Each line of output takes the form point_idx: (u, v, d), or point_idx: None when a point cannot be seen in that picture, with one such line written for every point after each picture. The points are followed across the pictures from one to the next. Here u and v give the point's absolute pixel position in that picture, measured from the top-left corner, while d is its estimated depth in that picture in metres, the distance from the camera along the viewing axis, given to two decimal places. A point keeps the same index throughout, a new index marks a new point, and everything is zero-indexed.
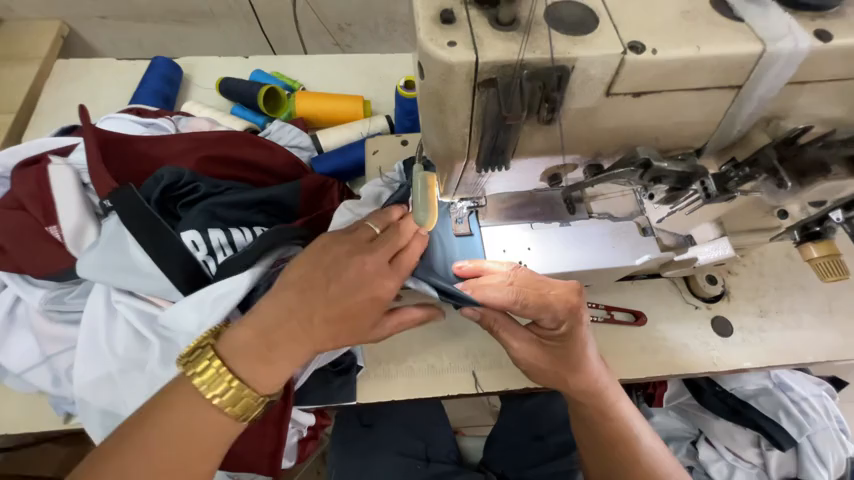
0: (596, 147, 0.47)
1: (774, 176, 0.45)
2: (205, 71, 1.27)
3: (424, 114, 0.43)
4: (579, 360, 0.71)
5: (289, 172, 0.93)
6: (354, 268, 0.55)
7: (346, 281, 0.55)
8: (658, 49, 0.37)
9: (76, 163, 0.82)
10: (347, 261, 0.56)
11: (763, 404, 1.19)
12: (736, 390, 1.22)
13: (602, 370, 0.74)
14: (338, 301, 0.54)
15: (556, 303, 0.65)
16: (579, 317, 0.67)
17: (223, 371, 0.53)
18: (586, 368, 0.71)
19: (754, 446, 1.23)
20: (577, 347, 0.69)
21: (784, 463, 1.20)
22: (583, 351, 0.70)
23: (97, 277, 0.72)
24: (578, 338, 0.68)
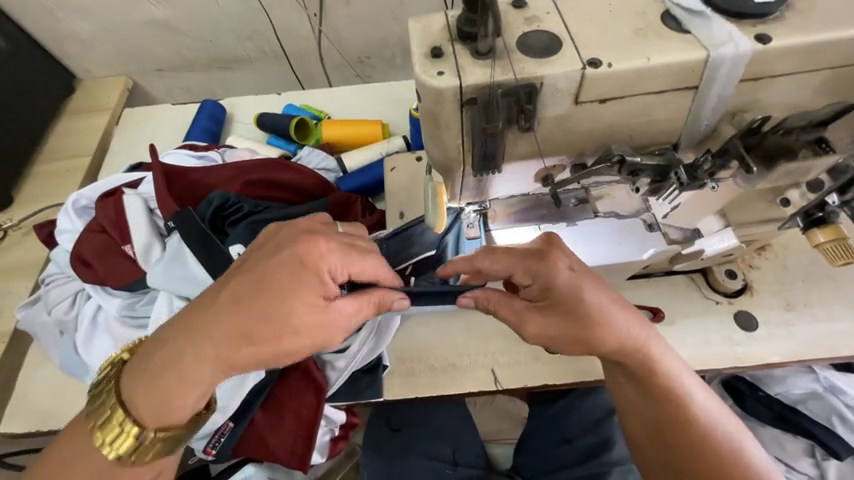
0: (576, 148, 0.54)
1: (743, 163, 0.49)
2: (245, 108, 1.45)
3: (424, 130, 0.52)
4: (587, 308, 0.65)
5: (319, 191, 1.04)
6: (284, 251, 0.59)
7: (263, 267, 0.58)
8: (614, 63, 0.44)
9: (144, 193, 0.97)
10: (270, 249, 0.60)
11: (814, 409, 1.20)
12: (783, 395, 1.23)
13: (632, 326, 0.68)
14: (261, 286, 0.57)
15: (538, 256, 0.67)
16: (551, 259, 0.67)
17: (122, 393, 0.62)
18: (611, 324, 0.66)
19: (808, 456, 1.22)
20: (571, 294, 0.65)
21: (844, 472, 1.19)
22: (582, 302, 0.65)
23: (162, 286, 0.84)
24: (564, 283, 0.65)
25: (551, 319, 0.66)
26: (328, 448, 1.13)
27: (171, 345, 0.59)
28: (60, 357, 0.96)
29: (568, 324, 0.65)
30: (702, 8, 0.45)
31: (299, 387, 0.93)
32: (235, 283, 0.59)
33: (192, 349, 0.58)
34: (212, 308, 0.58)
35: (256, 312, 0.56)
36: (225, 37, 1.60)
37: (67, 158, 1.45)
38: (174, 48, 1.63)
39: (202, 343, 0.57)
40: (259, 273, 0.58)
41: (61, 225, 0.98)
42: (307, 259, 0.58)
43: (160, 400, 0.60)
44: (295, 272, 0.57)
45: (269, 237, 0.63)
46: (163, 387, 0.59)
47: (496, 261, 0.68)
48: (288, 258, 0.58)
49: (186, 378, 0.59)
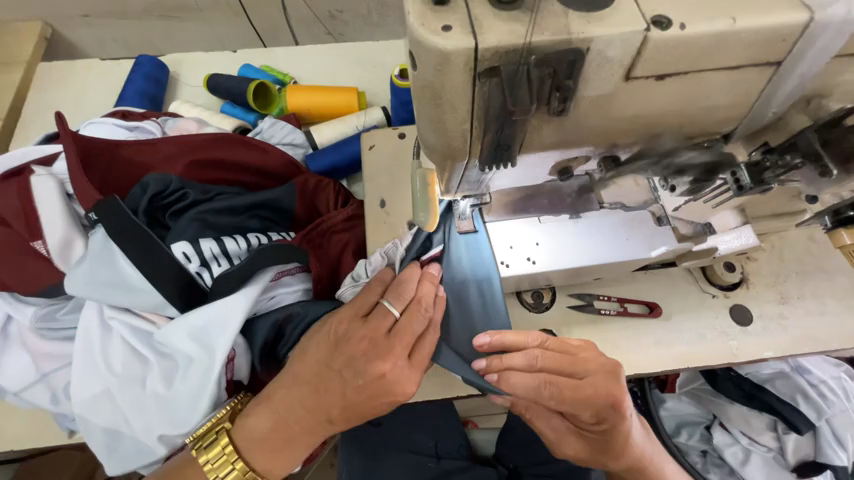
0: (611, 138, 0.42)
1: (816, 162, 0.40)
2: (193, 68, 1.22)
3: (419, 110, 0.38)
4: (619, 447, 0.69)
5: (284, 173, 0.88)
6: (365, 367, 0.60)
7: (359, 386, 0.60)
8: (687, 24, 0.32)
9: (59, 173, 0.78)
10: (362, 364, 0.60)
11: (780, 388, 1.16)
12: (752, 375, 1.19)
13: (644, 442, 0.73)
14: (352, 396, 0.61)
15: (596, 398, 0.64)
16: (622, 410, 0.65)
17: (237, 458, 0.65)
18: (631, 451, 0.70)
19: (771, 431, 1.20)
20: (622, 437, 0.67)
21: (801, 446, 1.17)
22: (628, 441, 0.68)
23: (86, 293, 0.68)
24: (623, 431, 0.67)
25: (583, 445, 0.71)
26: None
27: (269, 422, 0.64)
28: None
29: (599, 452, 0.71)
30: None
31: None
32: (323, 390, 0.62)
33: (299, 438, 0.65)
34: (314, 409, 0.63)
35: (352, 414, 0.62)
36: None
37: None
38: None
39: (308, 431, 0.64)
40: (354, 396, 0.61)
41: None
42: (394, 390, 0.61)
43: (273, 466, 0.66)
44: (377, 386, 0.60)
45: (339, 337, 0.63)
46: (281, 455, 0.65)
47: (560, 398, 0.65)
48: (372, 373, 0.60)
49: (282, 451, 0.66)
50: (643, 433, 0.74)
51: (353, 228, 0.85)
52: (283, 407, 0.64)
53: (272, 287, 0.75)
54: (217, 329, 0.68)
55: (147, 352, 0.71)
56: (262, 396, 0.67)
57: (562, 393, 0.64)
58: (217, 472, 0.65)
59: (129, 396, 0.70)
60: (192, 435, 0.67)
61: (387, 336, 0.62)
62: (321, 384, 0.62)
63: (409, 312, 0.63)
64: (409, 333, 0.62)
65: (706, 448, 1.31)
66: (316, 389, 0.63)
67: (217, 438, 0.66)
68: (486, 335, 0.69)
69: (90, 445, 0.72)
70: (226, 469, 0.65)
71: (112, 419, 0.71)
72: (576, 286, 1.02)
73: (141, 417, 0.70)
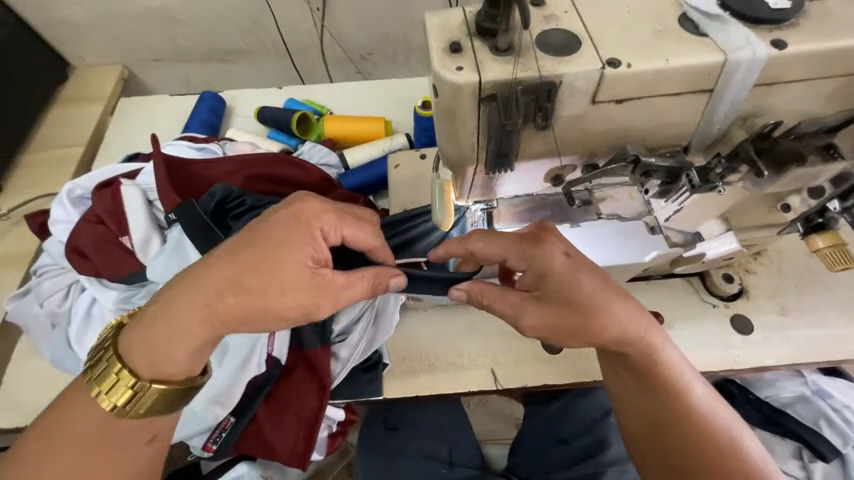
0: (590, 149, 0.54)
1: (753, 167, 0.50)
2: (245, 102, 1.43)
3: (439, 126, 0.52)
4: (589, 301, 0.64)
5: (321, 188, 1.03)
6: (269, 213, 0.63)
7: (259, 225, 0.61)
8: (632, 63, 0.44)
9: (143, 184, 0.95)
10: (271, 210, 0.64)
11: (801, 412, 1.18)
12: (771, 398, 1.21)
13: (628, 316, 0.66)
14: (246, 236, 0.60)
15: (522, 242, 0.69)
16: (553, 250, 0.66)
17: (111, 355, 0.61)
18: (607, 314, 0.64)
19: (795, 458, 1.20)
20: (573, 285, 0.64)
21: (829, 473, 1.17)
22: (586, 295, 0.64)
23: (163, 280, 0.82)
24: (559, 271, 0.65)
25: (547, 310, 0.65)
26: (326, 445, 1.13)
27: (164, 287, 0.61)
28: (51, 350, 0.94)
29: (564, 312, 0.64)
30: (719, 12, 0.46)
31: (301, 380, 0.93)
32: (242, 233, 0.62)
33: (187, 305, 0.58)
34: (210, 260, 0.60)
35: (251, 258, 0.58)
36: (225, 29, 1.57)
37: (60, 148, 1.41)
38: (172, 38, 1.60)
39: (194, 289, 0.58)
40: (248, 237, 0.60)
41: (55, 215, 0.96)
42: (302, 227, 0.61)
43: (148, 357, 0.59)
44: (293, 223, 0.60)
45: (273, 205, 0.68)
46: (158, 340, 0.59)
47: (491, 249, 0.70)
48: (289, 212, 0.62)
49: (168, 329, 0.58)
50: (627, 307, 0.66)
51: None
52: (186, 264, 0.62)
53: None
54: None
55: None
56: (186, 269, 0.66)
57: (488, 243, 0.70)
58: (105, 377, 0.60)
59: None
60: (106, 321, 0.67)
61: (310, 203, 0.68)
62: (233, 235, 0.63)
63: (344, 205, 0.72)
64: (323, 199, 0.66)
65: None
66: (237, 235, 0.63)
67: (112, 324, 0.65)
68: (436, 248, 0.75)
69: None
70: (111, 375, 0.60)
71: None
72: None
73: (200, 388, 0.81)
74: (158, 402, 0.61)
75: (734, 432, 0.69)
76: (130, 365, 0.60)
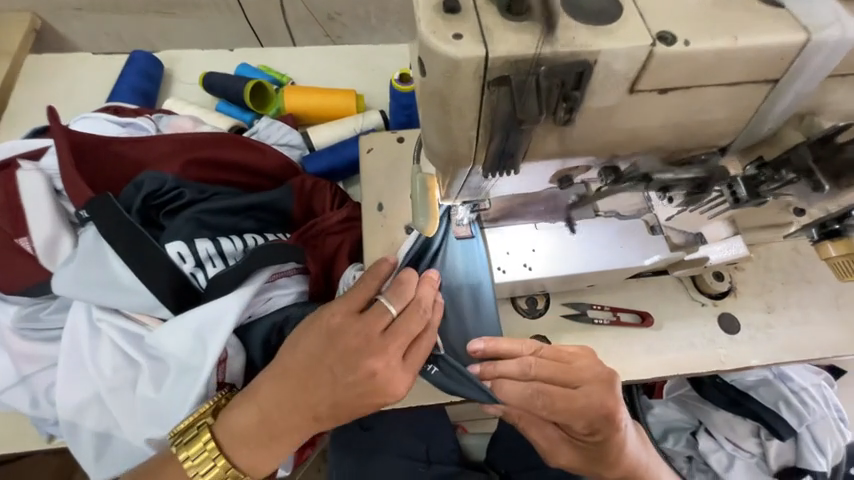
0: (614, 148, 0.43)
1: (808, 177, 0.41)
2: (187, 65, 1.20)
3: (425, 114, 0.38)
4: (619, 455, 0.70)
5: (281, 176, 0.87)
6: (358, 363, 0.57)
7: (350, 383, 0.58)
8: (691, 41, 0.33)
9: (47, 168, 0.76)
10: (354, 362, 0.58)
11: (763, 396, 1.18)
12: (736, 382, 1.20)
13: (642, 453, 0.74)
14: (340, 393, 0.58)
15: (590, 411, 0.66)
16: (615, 421, 0.66)
17: (218, 456, 0.62)
18: (627, 459, 0.71)
19: (754, 437, 1.21)
20: (615, 445, 0.68)
21: (782, 451, 1.19)
22: (621, 450, 0.69)
23: (75, 294, 0.67)
24: (615, 441, 0.68)
25: (578, 452, 0.73)
26: (293, 457, 1.03)
27: (257, 421, 0.61)
28: None
29: (591, 460, 0.72)
30: None
31: None
32: (318, 388, 0.59)
33: (289, 441, 0.62)
34: (303, 407, 0.60)
35: (347, 414, 0.60)
36: None
37: None
38: None
39: (296, 432, 0.61)
40: (342, 400, 0.59)
41: None
42: (386, 386, 0.58)
43: (256, 466, 0.63)
44: (376, 387, 0.58)
45: (337, 344, 0.59)
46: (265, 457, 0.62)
47: (553, 409, 0.67)
48: (363, 368, 0.57)
49: (274, 451, 0.62)
50: (641, 444, 0.75)
51: (348, 229, 0.84)
52: (270, 406, 0.60)
53: (266, 287, 0.74)
54: (210, 329, 0.67)
55: (140, 356, 0.69)
56: (248, 390, 0.63)
57: (554, 402, 0.67)
58: (198, 469, 0.62)
59: (119, 399, 0.69)
60: (174, 431, 0.63)
61: (382, 335, 0.59)
62: (312, 383, 0.59)
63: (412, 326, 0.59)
64: (404, 334, 0.59)
65: (690, 454, 1.29)
66: (305, 383, 0.60)
67: (199, 433, 0.63)
68: (480, 341, 0.69)
69: (75, 449, 0.71)
70: (207, 466, 0.62)
71: (102, 423, 0.70)
72: (570, 294, 1.02)
73: (135, 420, 0.69)
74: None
75: None
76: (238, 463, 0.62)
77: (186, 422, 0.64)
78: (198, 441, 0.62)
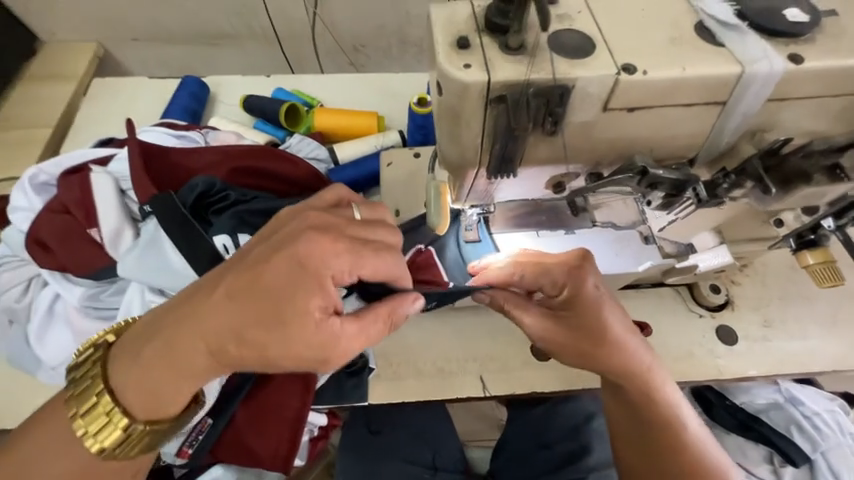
0: (597, 157, 0.52)
1: (760, 183, 0.50)
2: (230, 89, 1.36)
3: (441, 127, 0.48)
4: (602, 328, 0.70)
5: (311, 184, 0.97)
6: (291, 229, 0.53)
7: (273, 246, 0.52)
8: (649, 71, 0.42)
9: (115, 172, 0.89)
10: (287, 227, 0.54)
11: (775, 420, 1.18)
12: (747, 404, 1.22)
13: (633, 344, 0.72)
14: (256, 262, 0.51)
15: (555, 267, 0.70)
16: (584, 279, 0.69)
17: (96, 380, 0.57)
18: (612, 336, 0.70)
19: (767, 463, 1.17)
20: (591, 308, 0.69)
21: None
22: (598, 316, 0.70)
23: (135, 277, 0.78)
24: (590, 301, 0.69)
25: (561, 326, 0.71)
26: (308, 450, 1.10)
27: (172, 306, 0.54)
28: (9, 349, 0.85)
29: (576, 332, 0.71)
30: (737, 22, 0.44)
31: (284, 382, 0.81)
32: (243, 258, 0.53)
33: (190, 336, 0.52)
34: (219, 281, 0.53)
35: (250, 306, 0.50)
36: (212, 12, 1.50)
37: (25, 128, 1.30)
38: (154, 17, 1.51)
39: (197, 323, 0.52)
40: (255, 271, 0.50)
41: (16, 202, 0.90)
42: (309, 260, 0.50)
43: (135, 392, 0.55)
44: (292, 260, 0.50)
45: (286, 218, 0.57)
46: (149, 387, 0.55)
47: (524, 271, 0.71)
48: (300, 228, 0.53)
49: (171, 351, 0.53)
50: (634, 338, 0.73)
51: None
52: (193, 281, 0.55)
53: None
54: None
55: None
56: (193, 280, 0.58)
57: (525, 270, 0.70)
58: (81, 397, 0.58)
59: None
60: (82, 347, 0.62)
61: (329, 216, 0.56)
62: (241, 257, 0.54)
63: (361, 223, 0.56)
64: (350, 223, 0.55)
65: None
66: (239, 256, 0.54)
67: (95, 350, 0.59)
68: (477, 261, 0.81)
69: None
70: (89, 396, 0.57)
71: None
72: None
73: None
74: (151, 439, 0.59)
75: (722, 465, 0.75)
76: (110, 389, 0.57)
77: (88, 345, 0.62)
78: (89, 361, 0.59)
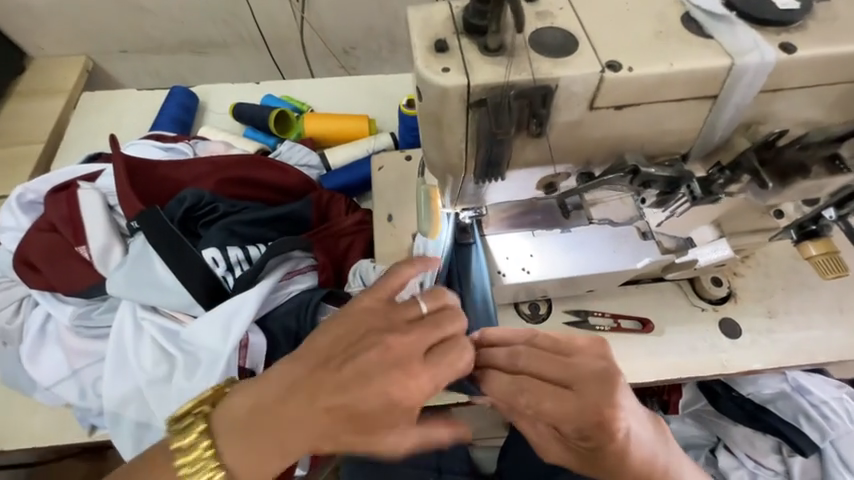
0: (586, 156, 0.50)
1: (757, 178, 0.48)
2: (220, 97, 1.34)
3: (423, 132, 0.47)
4: (628, 462, 0.60)
5: (302, 191, 0.97)
6: (380, 350, 0.50)
7: (367, 364, 0.49)
8: (634, 67, 0.41)
9: (103, 188, 0.88)
10: (375, 342, 0.51)
11: (782, 409, 1.15)
12: (754, 394, 1.17)
13: (660, 458, 0.63)
14: (352, 384, 0.49)
15: (578, 414, 0.57)
16: (609, 429, 0.56)
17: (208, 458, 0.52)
18: (637, 463, 0.61)
19: (775, 453, 1.20)
20: (613, 454, 0.58)
21: (807, 469, 1.18)
22: (624, 457, 0.59)
23: (125, 294, 0.77)
24: (613, 449, 0.58)
25: (572, 454, 0.63)
26: None
27: (248, 416, 0.52)
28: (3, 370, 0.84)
29: (588, 464, 0.62)
30: (725, 12, 0.43)
31: None
32: (326, 374, 0.50)
33: (279, 446, 0.51)
34: (306, 402, 0.50)
35: (341, 426, 0.49)
36: (199, 20, 1.49)
37: (15, 145, 1.30)
38: (140, 28, 1.50)
39: (285, 436, 0.50)
40: (351, 391, 0.49)
41: (4, 222, 0.89)
42: (404, 381, 0.49)
43: (242, 473, 0.52)
44: (389, 380, 0.49)
45: (361, 323, 0.52)
46: (247, 474, 0.52)
47: (539, 408, 0.60)
48: (386, 351, 0.50)
49: (259, 456, 0.52)
50: (660, 443, 0.64)
51: (358, 232, 0.93)
52: (268, 393, 0.51)
53: (282, 288, 0.83)
54: (233, 319, 0.75)
55: (175, 350, 0.78)
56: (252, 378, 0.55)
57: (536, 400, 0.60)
58: (190, 468, 0.52)
59: (156, 390, 0.77)
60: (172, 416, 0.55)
61: (407, 325, 0.52)
62: (324, 371, 0.50)
63: (431, 325, 0.52)
64: (431, 329, 0.52)
65: (711, 472, 1.23)
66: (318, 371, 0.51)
67: (193, 422, 0.54)
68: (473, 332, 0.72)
69: (116, 439, 0.79)
70: (197, 466, 0.52)
71: (141, 413, 0.78)
72: (572, 300, 1.06)
73: (168, 409, 0.76)
74: None
75: None
76: (223, 465, 0.52)
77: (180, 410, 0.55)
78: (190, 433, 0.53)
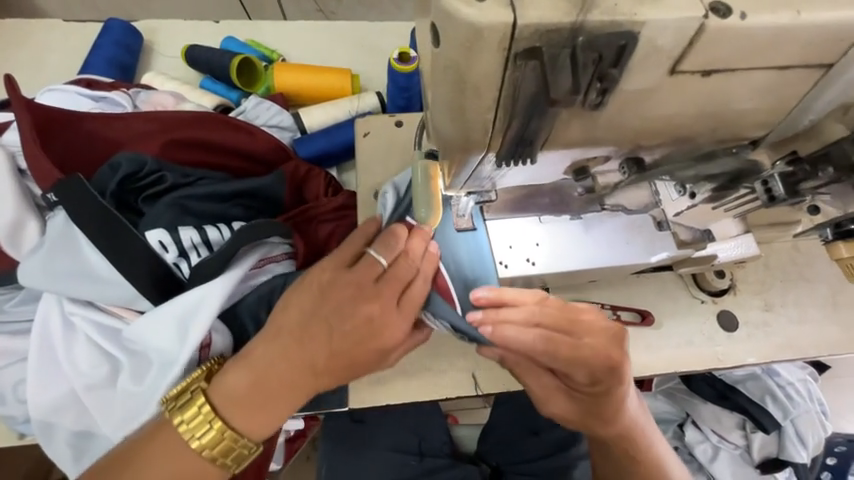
0: (639, 136, 0.40)
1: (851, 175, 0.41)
2: (170, 37, 1.11)
3: (435, 96, 0.34)
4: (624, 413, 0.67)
5: (274, 159, 0.81)
6: (353, 311, 0.56)
7: (343, 322, 0.56)
8: (748, 14, 0.30)
9: (10, 144, 0.69)
10: (347, 304, 0.56)
11: (751, 390, 1.10)
12: (725, 374, 1.13)
13: (640, 412, 0.70)
14: (336, 339, 0.56)
15: (593, 359, 0.61)
16: (619, 374, 0.62)
17: (214, 420, 0.56)
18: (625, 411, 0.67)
19: (739, 429, 1.15)
20: (616, 401, 0.64)
21: (766, 443, 1.13)
22: (619, 409, 0.66)
23: (45, 285, 0.62)
24: (618, 396, 0.64)
25: (571, 405, 0.68)
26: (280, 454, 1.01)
27: (247, 374, 0.56)
28: None
29: (585, 415, 0.67)
30: None
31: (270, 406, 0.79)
32: (310, 334, 0.56)
33: (288, 398, 0.57)
34: (298, 361, 0.56)
35: (341, 368, 0.57)
36: None
37: None
38: None
39: (291, 387, 0.57)
40: (337, 343, 0.56)
41: None
42: (380, 324, 0.57)
43: (252, 427, 0.57)
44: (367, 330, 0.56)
45: (327, 290, 0.58)
46: (266, 426, 0.57)
47: (556, 354, 0.61)
48: (360, 317, 0.56)
49: (270, 412, 0.57)
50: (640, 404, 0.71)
51: (341, 218, 0.80)
52: (257, 358, 0.57)
53: (252, 279, 0.70)
54: (191, 320, 0.62)
55: (117, 352, 0.64)
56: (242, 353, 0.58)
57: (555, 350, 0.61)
58: (193, 433, 0.55)
59: (96, 397, 0.64)
60: (166, 397, 0.58)
61: (375, 284, 0.57)
62: (305, 332, 0.56)
63: (396, 275, 0.57)
64: (399, 275, 0.57)
65: (677, 444, 1.22)
66: (301, 340, 0.56)
67: (192, 397, 0.57)
68: (484, 288, 0.62)
69: (49, 450, 0.66)
70: (203, 430, 0.56)
71: (80, 422, 0.66)
72: (569, 290, 0.98)
73: (112, 417, 0.64)
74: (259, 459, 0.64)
75: None
76: (234, 426, 0.56)
77: (177, 388, 0.58)
78: (195, 405, 0.56)
